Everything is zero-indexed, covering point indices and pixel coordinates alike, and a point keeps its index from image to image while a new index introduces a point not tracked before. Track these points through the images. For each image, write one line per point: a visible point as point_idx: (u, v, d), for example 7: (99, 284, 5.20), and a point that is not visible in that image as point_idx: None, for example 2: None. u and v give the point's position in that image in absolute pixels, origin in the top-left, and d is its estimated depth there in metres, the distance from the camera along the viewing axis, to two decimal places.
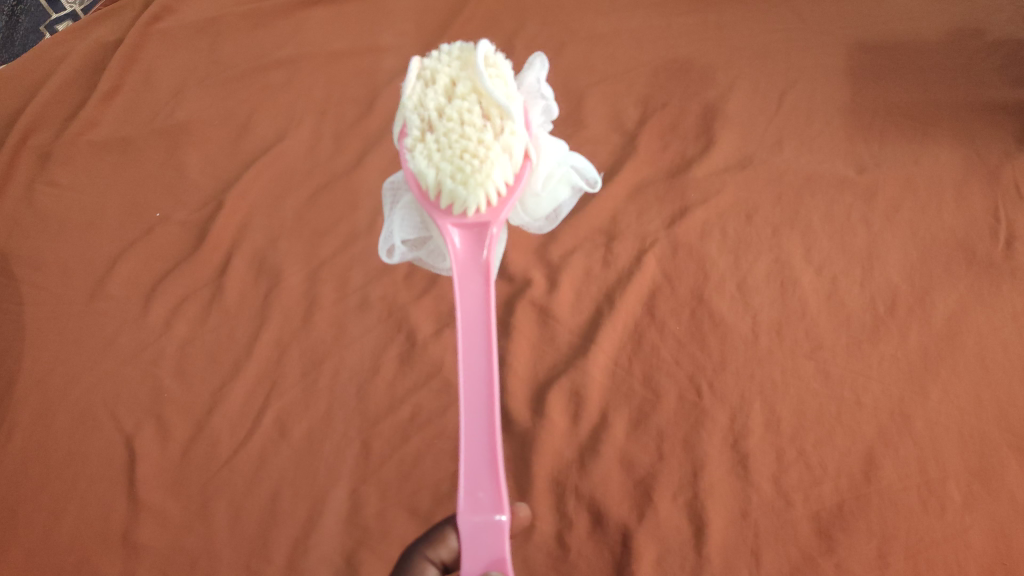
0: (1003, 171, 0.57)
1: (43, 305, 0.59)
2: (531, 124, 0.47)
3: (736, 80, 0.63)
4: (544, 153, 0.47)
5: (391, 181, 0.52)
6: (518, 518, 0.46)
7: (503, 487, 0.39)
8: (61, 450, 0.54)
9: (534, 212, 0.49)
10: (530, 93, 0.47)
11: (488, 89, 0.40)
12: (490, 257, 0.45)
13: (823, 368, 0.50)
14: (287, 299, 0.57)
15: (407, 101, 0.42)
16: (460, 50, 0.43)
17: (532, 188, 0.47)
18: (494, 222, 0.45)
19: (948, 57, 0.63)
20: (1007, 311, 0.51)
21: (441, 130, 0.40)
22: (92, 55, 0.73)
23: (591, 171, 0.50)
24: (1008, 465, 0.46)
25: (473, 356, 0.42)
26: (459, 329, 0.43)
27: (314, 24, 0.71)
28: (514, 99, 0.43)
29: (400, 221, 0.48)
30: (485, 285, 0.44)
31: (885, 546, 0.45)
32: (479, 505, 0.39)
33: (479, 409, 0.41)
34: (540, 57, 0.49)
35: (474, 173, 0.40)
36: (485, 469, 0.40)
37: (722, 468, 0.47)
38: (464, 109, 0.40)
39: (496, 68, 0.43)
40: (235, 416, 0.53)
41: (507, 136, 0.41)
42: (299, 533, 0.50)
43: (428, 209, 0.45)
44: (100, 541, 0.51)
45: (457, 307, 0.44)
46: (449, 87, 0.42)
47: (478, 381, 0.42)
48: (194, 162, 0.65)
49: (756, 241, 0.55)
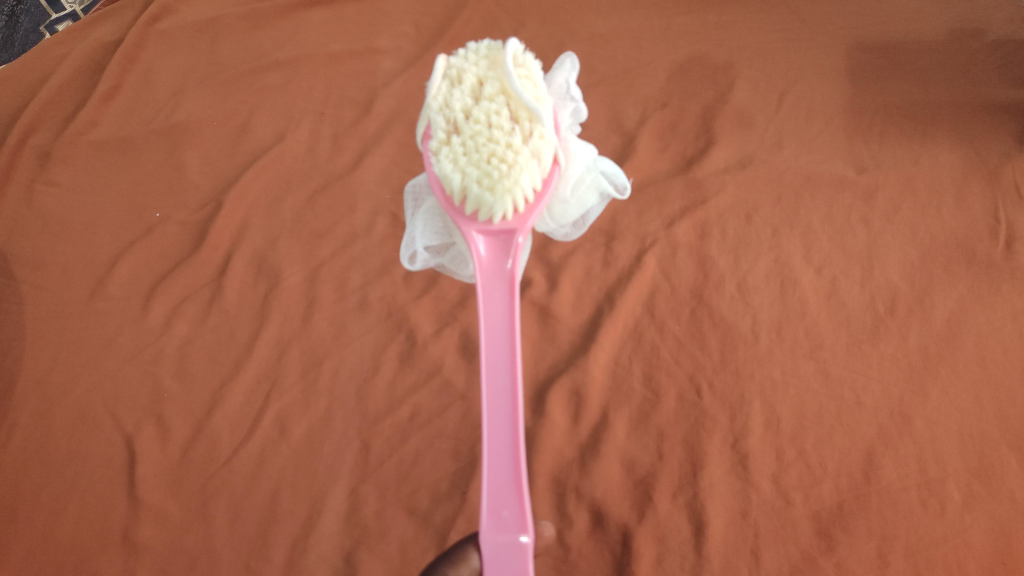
0: (1003, 172, 0.57)
1: (43, 304, 0.59)
2: (560, 128, 0.44)
3: (735, 80, 0.63)
4: (573, 158, 0.44)
5: (414, 185, 0.49)
6: (543, 538, 0.46)
7: (527, 505, 0.37)
8: (62, 449, 0.54)
9: (561, 218, 0.46)
10: (560, 95, 0.44)
11: (517, 91, 0.38)
12: (515, 267, 0.42)
13: (823, 368, 0.50)
14: (287, 298, 0.57)
15: (432, 101, 0.40)
16: (487, 49, 0.41)
17: (560, 195, 0.44)
18: (521, 230, 0.42)
19: (947, 57, 0.63)
20: (1007, 312, 0.51)
21: (468, 133, 0.38)
22: (93, 55, 0.73)
23: (620, 176, 0.46)
24: (1008, 465, 0.46)
25: (498, 369, 0.39)
26: (481, 342, 0.40)
27: (313, 24, 0.71)
28: (544, 101, 0.40)
29: (422, 227, 0.46)
30: (510, 296, 0.42)
31: (885, 546, 0.45)
32: (504, 524, 0.37)
33: (503, 425, 0.38)
34: (570, 58, 0.46)
35: (503, 178, 0.37)
36: (509, 486, 0.37)
37: (722, 468, 0.47)
38: (492, 111, 0.38)
39: (526, 68, 0.40)
40: (234, 416, 0.53)
41: (537, 140, 0.38)
42: (298, 532, 0.49)
43: (452, 215, 0.42)
44: (99, 541, 0.51)
45: (479, 318, 0.41)
46: (476, 87, 0.40)
47: (502, 395, 0.39)
48: (194, 161, 0.65)
49: (756, 242, 0.55)
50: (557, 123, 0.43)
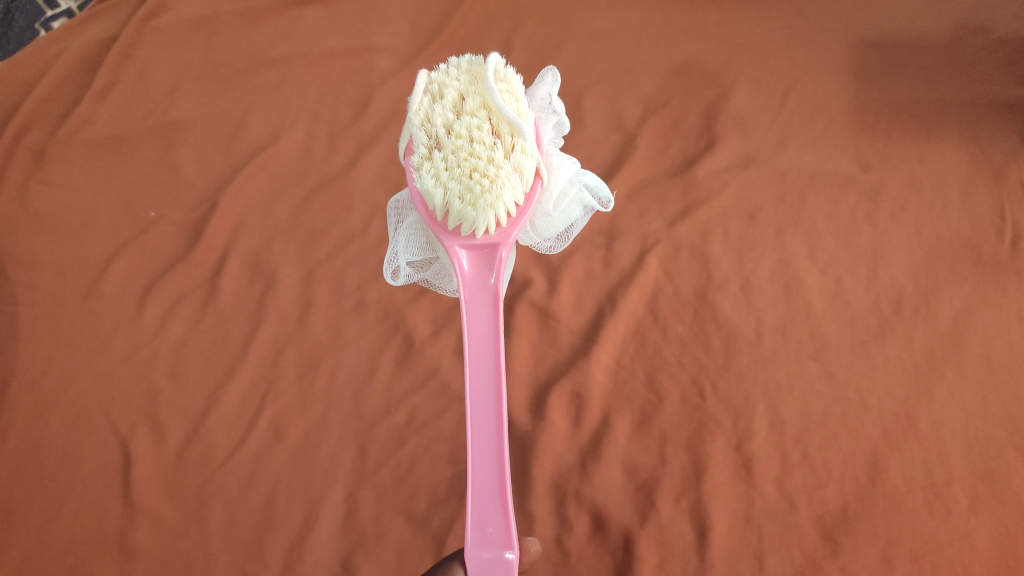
0: (1009, 170, 0.56)
1: (37, 305, 0.58)
2: (542, 142, 0.43)
3: (737, 79, 0.62)
4: (556, 171, 0.42)
5: (396, 200, 0.47)
6: (529, 554, 0.43)
7: (513, 522, 0.36)
8: (55, 452, 0.53)
9: (544, 232, 0.45)
10: (542, 108, 0.43)
11: (498, 105, 0.36)
12: (499, 283, 0.41)
13: (827, 369, 0.49)
14: (283, 299, 0.56)
15: (413, 116, 0.39)
16: (469, 64, 0.40)
17: (544, 209, 0.43)
18: (504, 244, 0.40)
19: (951, 54, 0.62)
20: (1014, 311, 0.50)
21: (449, 148, 0.37)
22: (87, 52, 0.72)
23: (604, 190, 0.45)
24: (1015, 467, 0.45)
25: (483, 383, 0.39)
26: (465, 359, 0.39)
27: (311, 21, 0.71)
28: (526, 116, 0.39)
29: (406, 242, 0.44)
30: (494, 311, 0.40)
31: (891, 550, 0.43)
32: (489, 541, 0.36)
33: (489, 441, 0.37)
34: (552, 71, 0.44)
35: (485, 193, 0.37)
36: (495, 503, 0.37)
37: (725, 471, 0.47)
38: (473, 126, 0.37)
39: (507, 82, 0.39)
40: (230, 418, 0.53)
41: (519, 155, 0.38)
42: (293, 537, 0.49)
43: (434, 229, 0.41)
44: (92, 547, 0.50)
45: (463, 334, 0.40)
46: (458, 102, 0.38)
47: (487, 411, 0.38)
48: (189, 161, 0.64)
49: (759, 241, 0.54)
50: (539, 138, 0.42)
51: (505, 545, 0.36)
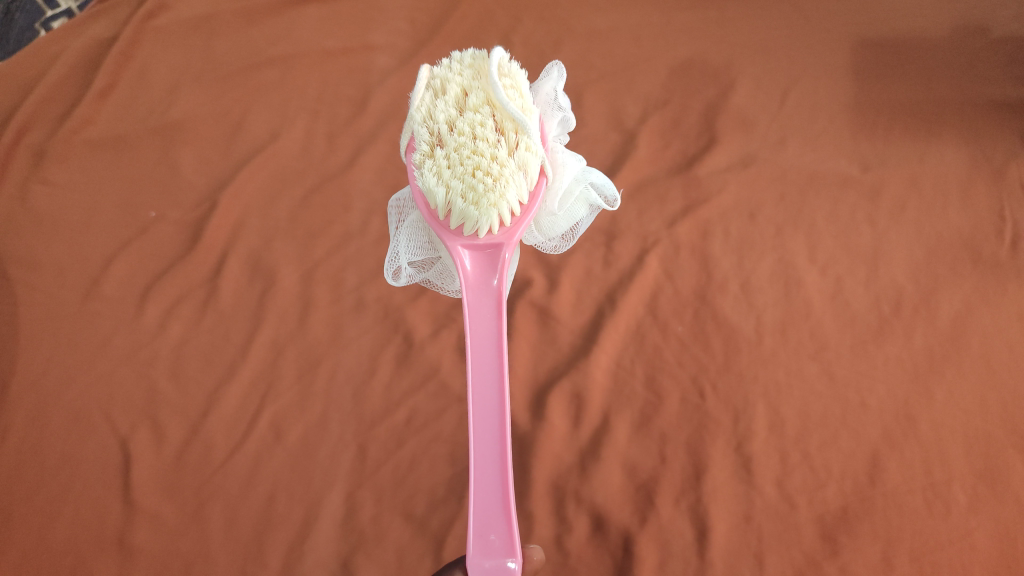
0: (1008, 170, 0.56)
1: (37, 305, 0.58)
2: (547, 139, 0.43)
3: (737, 78, 0.62)
4: (561, 169, 0.42)
5: (397, 199, 0.47)
6: (532, 562, 0.42)
7: (515, 529, 0.36)
8: (56, 453, 0.53)
9: (549, 231, 0.45)
10: (547, 104, 0.43)
11: (503, 102, 0.37)
12: (502, 284, 0.41)
13: (827, 369, 0.49)
14: (283, 299, 0.56)
15: (415, 113, 0.39)
16: (472, 58, 0.40)
17: (548, 208, 0.43)
18: (507, 245, 0.40)
19: (951, 54, 0.62)
20: (1013, 311, 0.50)
21: (451, 145, 0.37)
22: (87, 52, 0.72)
23: (609, 188, 0.45)
24: (1015, 467, 0.45)
25: (485, 386, 0.38)
26: (467, 361, 0.39)
27: (310, 20, 0.71)
28: (531, 112, 0.39)
29: (407, 242, 0.44)
30: (497, 314, 0.40)
31: (890, 550, 0.43)
32: (491, 549, 0.36)
33: (491, 446, 0.38)
34: (557, 65, 0.45)
35: (488, 192, 0.37)
36: (497, 510, 0.37)
37: (725, 471, 0.47)
38: (477, 123, 0.37)
39: (512, 77, 0.39)
40: (230, 418, 0.53)
41: (523, 153, 0.38)
42: (293, 537, 0.49)
43: (436, 229, 0.41)
44: (93, 548, 0.50)
45: (466, 336, 0.39)
46: (461, 98, 0.39)
47: (490, 415, 0.38)
48: (188, 160, 0.64)
49: (759, 241, 0.54)
50: (543, 135, 0.42)
51: (507, 552, 0.37)
